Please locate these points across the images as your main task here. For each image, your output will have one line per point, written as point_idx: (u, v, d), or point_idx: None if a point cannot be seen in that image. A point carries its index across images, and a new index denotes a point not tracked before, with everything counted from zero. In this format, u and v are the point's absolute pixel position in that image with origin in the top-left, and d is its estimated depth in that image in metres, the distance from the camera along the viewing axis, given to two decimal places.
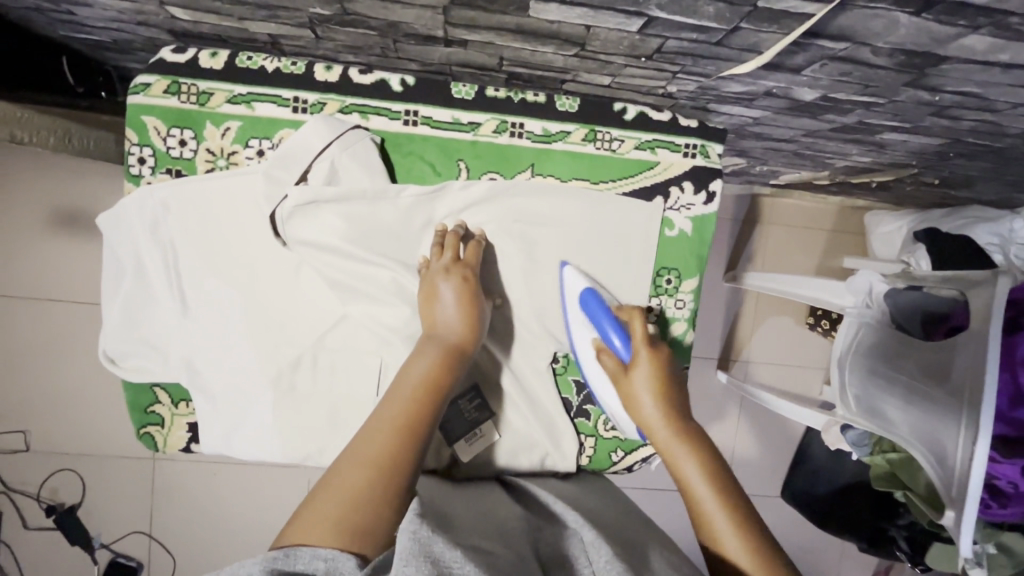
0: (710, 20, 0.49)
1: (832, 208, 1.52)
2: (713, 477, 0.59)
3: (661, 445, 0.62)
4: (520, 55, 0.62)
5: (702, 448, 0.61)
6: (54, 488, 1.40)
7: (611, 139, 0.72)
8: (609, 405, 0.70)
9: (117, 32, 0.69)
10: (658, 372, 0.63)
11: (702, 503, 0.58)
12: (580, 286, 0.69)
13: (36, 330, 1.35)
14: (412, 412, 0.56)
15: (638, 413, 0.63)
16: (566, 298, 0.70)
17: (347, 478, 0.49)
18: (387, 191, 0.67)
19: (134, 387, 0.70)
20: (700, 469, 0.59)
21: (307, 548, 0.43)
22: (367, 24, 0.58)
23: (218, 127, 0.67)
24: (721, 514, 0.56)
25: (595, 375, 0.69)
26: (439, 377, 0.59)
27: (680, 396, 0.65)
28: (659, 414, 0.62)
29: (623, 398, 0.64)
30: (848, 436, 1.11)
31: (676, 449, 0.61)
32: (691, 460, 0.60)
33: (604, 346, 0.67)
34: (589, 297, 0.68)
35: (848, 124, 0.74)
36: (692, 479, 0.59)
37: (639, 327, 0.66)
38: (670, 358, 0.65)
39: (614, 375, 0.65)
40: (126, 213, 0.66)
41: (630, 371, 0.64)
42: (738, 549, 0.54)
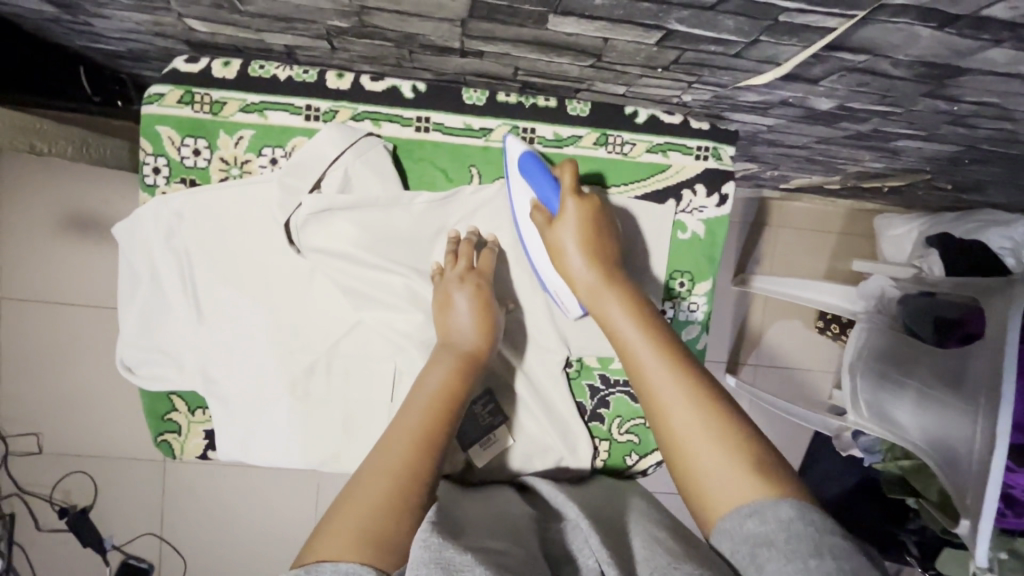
0: (729, 32, 0.48)
1: (841, 211, 1.52)
2: (643, 320, 0.58)
3: (591, 293, 0.62)
4: (535, 65, 0.62)
5: (630, 296, 0.61)
6: (67, 490, 1.42)
7: (622, 143, 0.72)
8: (554, 285, 0.68)
9: (133, 42, 0.69)
10: (586, 221, 0.63)
11: (631, 347, 0.57)
12: (519, 151, 0.67)
13: (48, 334, 1.36)
14: (430, 424, 0.56)
15: (566, 264, 0.63)
16: (508, 167, 0.68)
17: (368, 490, 0.50)
18: (400, 198, 0.67)
19: (151, 394, 0.71)
20: (630, 317, 0.59)
21: (328, 562, 0.43)
22: (383, 35, 0.58)
23: (232, 136, 0.68)
24: (654, 365, 0.55)
25: (545, 264, 0.68)
26: (455, 388, 0.60)
27: (611, 244, 0.65)
28: (585, 259, 0.62)
29: (551, 249, 0.64)
30: (860, 441, 1.12)
31: (604, 293, 0.61)
32: (617, 304, 0.60)
33: (538, 204, 0.66)
34: (528, 160, 0.66)
35: (863, 131, 0.74)
36: (630, 340, 0.57)
37: (568, 178, 0.65)
38: (598, 208, 0.65)
39: (543, 228, 0.65)
40: (143, 223, 0.67)
41: (558, 223, 0.64)
42: (668, 386, 0.54)
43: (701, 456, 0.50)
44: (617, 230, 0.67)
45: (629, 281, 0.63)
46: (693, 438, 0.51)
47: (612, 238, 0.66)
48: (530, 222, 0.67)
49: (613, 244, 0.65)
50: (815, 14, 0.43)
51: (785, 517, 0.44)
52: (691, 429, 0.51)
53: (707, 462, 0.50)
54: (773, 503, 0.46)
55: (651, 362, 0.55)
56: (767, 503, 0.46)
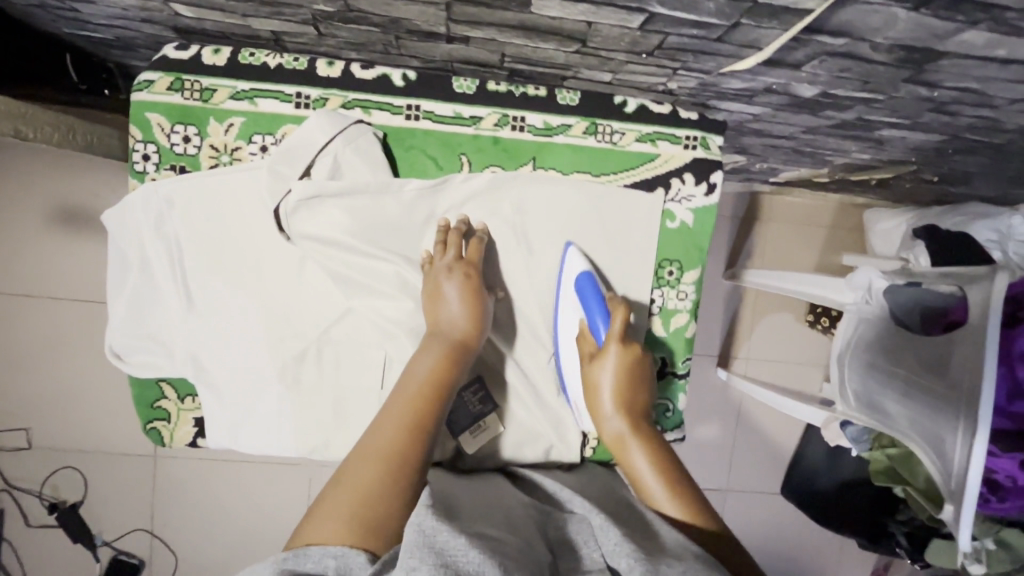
0: (710, 15, 0.49)
1: (831, 205, 1.53)
2: (663, 468, 0.59)
3: (617, 441, 0.63)
4: (521, 51, 0.62)
5: (654, 443, 0.62)
6: (56, 485, 1.41)
7: (612, 132, 0.72)
8: (577, 400, 0.71)
9: (120, 30, 0.69)
10: (625, 366, 0.65)
11: (649, 491, 0.58)
12: (577, 270, 0.70)
13: (37, 328, 1.35)
14: (419, 409, 0.56)
15: (597, 400, 0.65)
16: (563, 278, 0.71)
17: (358, 473, 0.50)
18: (390, 186, 0.67)
19: (140, 381, 0.71)
20: (650, 460, 0.60)
21: (316, 547, 0.45)
22: (369, 20, 0.58)
23: (222, 123, 0.68)
24: (671, 518, 0.56)
25: (573, 378, 0.71)
26: (444, 373, 0.60)
27: (642, 390, 0.66)
28: (616, 408, 0.64)
29: (585, 383, 0.66)
30: (848, 432, 1.13)
31: (629, 442, 0.62)
32: (640, 450, 0.61)
33: (585, 327, 0.69)
34: (584, 280, 0.69)
35: (848, 120, 0.75)
36: (646, 480, 0.59)
37: (615, 323, 0.66)
38: (637, 355, 0.66)
39: (585, 364, 0.67)
40: (132, 209, 0.67)
41: (597, 359, 0.66)
42: (689, 530, 0.55)
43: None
44: (651, 379, 0.68)
45: (654, 428, 0.64)
46: None
47: (648, 390, 0.67)
48: (573, 345, 0.70)
49: (647, 396, 0.67)
50: None
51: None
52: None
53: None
54: None
55: (669, 513, 0.56)
56: None
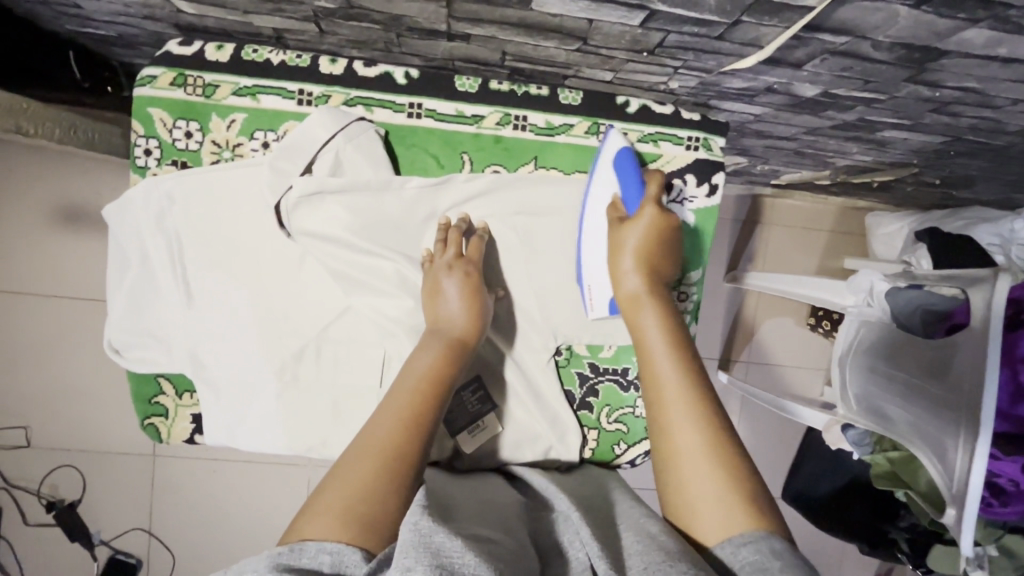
0: (711, 12, 0.49)
1: (833, 209, 1.52)
2: (674, 340, 0.61)
3: (632, 299, 0.65)
4: (522, 49, 0.62)
5: (669, 315, 0.64)
6: (55, 484, 1.41)
7: (613, 132, 0.72)
8: (591, 280, 0.71)
9: (124, 27, 0.70)
10: (654, 232, 0.66)
11: (653, 354, 0.60)
12: (617, 147, 0.69)
13: (38, 326, 1.36)
14: (417, 406, 0.56)
15: (618, 262, 0.67)
16: (598, 160, 0.70)
17: (355, 470, 0.50)
18: (391, 183, 0.67)
19: (139, 377, 0.70)
20: (661, 329, 0.62)
21: (312, 542, 0.44)
22: (370, 17, 0.58)
23: (224, 119, 0.68)
24: (671, 381, 0.58)
25: (591, 250, 0.70)
26: (442, 371, 0.60)
27: (667, 262, 0.68)
28: (637, 269, 0.66)
29: (611, 245, 0.68)
30: (850, 436, 1.10)
31: (644, 304, 0.64)
32: (653, 317, 0.63)
33: (618, 199, 0.69)
34: (622, 156, 0.69)
35: (849, 120, 0.75)
36: (652, 343, 0.61)
37: (653, 187, 0.67)
38: (671, 227, 0.68)
39: (613, 224, 0.68)
40: (133, 204, 0.67)
41: (629, 224, 0.67)
42: (680, 405, 0.56)
43: (698, 477, 0.51)
44: (676, 255, 0.70)
45: (673, 305, 0.65)
46: (687, 455, 0.53)
47: (671, 266, 0.68)
48: (601, 212, 0.70)
49: (670, 272, 0.68)
50: None
51: (775, 548, 0.44)
52: (690, 446, 0.53)
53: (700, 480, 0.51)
54: (762, 536, 0.46)
55: (671, 376, 0.58)
56: (754, 534, 0.46)
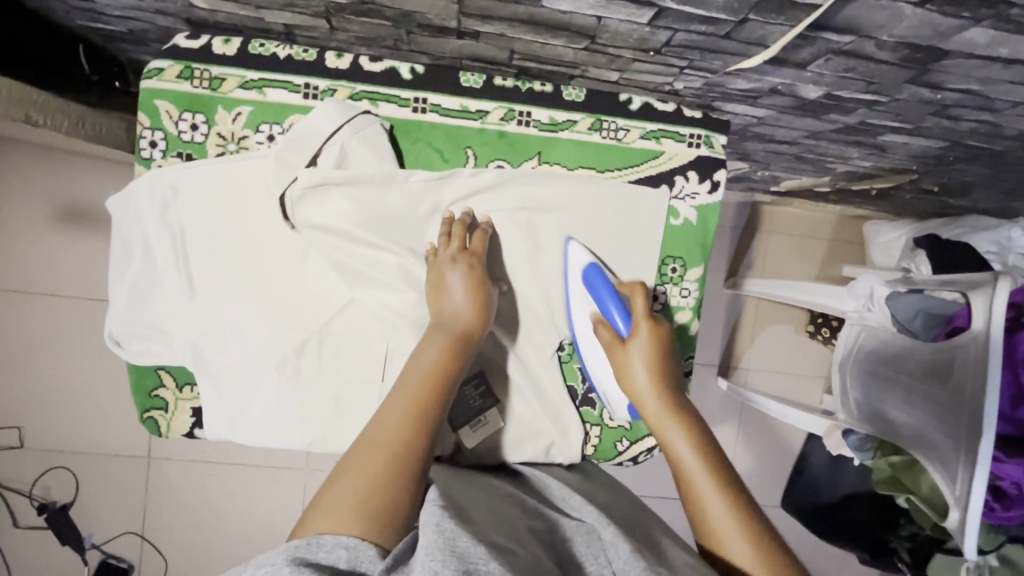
0: (719, 10, 0.50)
1: (831, 217, 1.54)
2: (705, 450, 0.59)
3: (655, 420, 0.62)
4: (530, 47, 0.63)
5: (696, 427, 0.61)
6: (47, 485, 1.39)
7: (617, 129, 0.72)
8: (605, 389, 0.71)
9: (134, 21, 0.70)
10: (654, 347, 0.65)
11: (688, 470, 0.58)
12: (585, 262, 0.70)
13: (35, 325, 1.35)
14: (425, 403, 0.55)
15: (631, 386, 0.65)
16: (568, 276, 0.71)
17: (364, 467, 0.49)
18: (396, 176, 0.67)
19: (139, 370, 0.70)
20: (688, 438, 0.60)
21: (328, 537, 0.43)
22: (381, 13, 0.59)
23: (230, 112, 0.68)
24: (711, 493, 0.55)
25: (599, 369, 0.70)
26: (447, 365, 0.59)
27: (674, 370, 0.66)
28: (649, 380, 0.63)
29: (617, 369, 0.66)
30: (850, 440, 1.12)
31: (669, 423, 0.61)
32: (677, 427, 0.61)
33: (603, 318, 0.68)
34: (591, 271, 0.69)
35: (851, 124, 0.76)
36: (680, 450, 0.59)
37: (640, 304, 0.68)
38: (665, 333, 0.67)
39: (611, 347, 0.66)
40: (136, 195, 0.66)
41: (629, 344, 0.65)
42: (727, 518, 0.53)
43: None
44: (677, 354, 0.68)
45: (694, 411, 0.63)
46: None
47: (677, 368, 0.67)
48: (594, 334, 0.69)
49: (677, 374, 0.66)
50: None
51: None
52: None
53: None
54: None
55: (708, 489, 0.56)
56: None
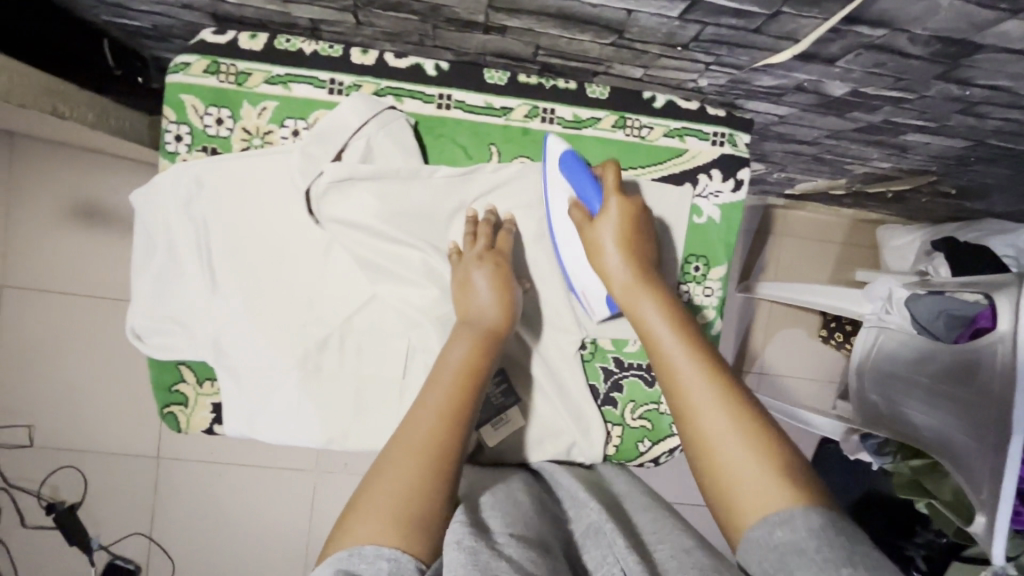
0: (752, 3, 0.50)
1: (843, 221, 1.53)
2: (680, 327, 0.58)
3: (628, 293, 0.62)
4: (556, 43, 0.63)
5: (670, 301, 0.61)
6: (55, 485, 1.38)
7: (640, 126, 0.72)
8: (584, 285, 0.68)
9: (159, 17, 0.71)
10: (627, 222, 0.64)
11: (663, 347, 0.58)
12: (559, 151, 0.67)
13: (47, 324, 1.35)
14: (456, 401, 0.55)
15: (603, 264, 0.63)
16: (546, 165, 0.68)
17: (399, 468, 0.49)
18: (421, 171, 0.67)
19: (160, 365, 0.70)
20: (664, 317, 0.59)
21: (370, 546, 0.43)
22: (410, 7, 0.59)
23: (255, 107, 0.68)
24: (686, 368, 0.55)
25: (574, 260, 0.68)
26: (477, 364, 0.59)
27: (647, 245, 0.65)
28: (624, 259, 0.62)
29: (589, 247, 0.64)
30: (868, 445, 1.11)
31: (643, 296, 0.61)
32: (653, 306, 0.60)
33: (575, 201, 0.66)
34: (569, 158, 0.66)
35: (874, 123, 0.76)
36: (655, 329, 0.59)
37: (610, 177, 0.65)
38: (639, 211, 0.65)
39: (583, 228, 0.64)
40: (161, 189, 0.66)
41: (600, 222, 0.63)
42: (700, 391, 0.54)
43: (733, 462, 0.50)
44: (653, 232, 0.67)
45: (667, 287, 0.63)
46: (717, 440, 0.51)
47: (651, 246, 0.66)
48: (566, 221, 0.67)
49: (651, 253, 0.65)
50: None
51: (814, 527, 0.44)
52: (721, 436, 0.51)
53: (736, 463, 0.50)
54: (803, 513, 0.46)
55: (684, 364, 0.56)
56: (796, 512, 0.45)
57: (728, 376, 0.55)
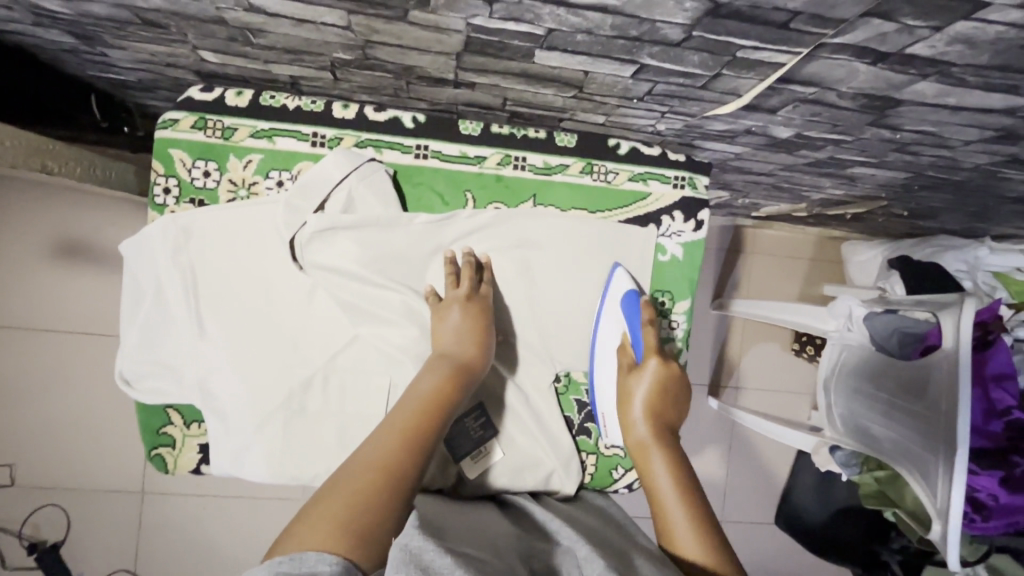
0: (695, 66, 0.55)
1: (810, 238, 1.60)
2: (680, 482, 0.64)
3: (639, 442, 0.69)
4: (522, 96, 0.68)
5: (677, 457, 0.67)
6: (37, 524, 1.37)
7: (607, 172, 0.77)
8: (604, 409, 0.75)
9: (144, 73, 0.74)
10: (660, 382, 0.72)
11: (662, 494, 0.63)
12: (623, 288, 0.75)
13: (31, 362, 1.36)
14: (419, 425, 0.59)
15: (627, 411, 0.71)
16: (607, 296, 0.75)
17: (354, 484, 0.51)
18: (401, 219, 0.71)
19: (148, 409, 0.71)
20: (668, 468, 0.66)
21: (312, 553, 0.44)
22: (384, 67, 0.63)
23: (241, 160, 0.71)
24: (680, 519, 0.60)
25: (605, 392, 0.75)
26: (445, 392, 0.63)
27: (672, 413, 0.72)
28: (646, 416, 0.70)
29: (620, 391, 0.73)
30: (837, 457, 1.14)
31: (652, 448, 0.68)
32: (661, 458, 0.67)
33: (625, 344, 0.75)
34: (630, 299, 0.74)
35: (821, 159, 0.81)
36: (658, 475, 0.65)
37: (653, 336, 0.73)
38: (675, 376, 0.73)
39: (623, 370, 0.74)
40: (148, 239, 0.69)
41: (637, 372, 0.72)
42: (690, 539, 0.59)
43: None
44: (683, 400, 0.74)
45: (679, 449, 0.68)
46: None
47: (677, 417, 0.72)
48: (611, 354, 0.75)
49: (676, 422, 0.72)
50: (767, 51, 0.50)
51: None
52: (695, 570, 0.56)
53: None
54: None
55: (678, 516, 0.61)
56: None
57: (717, 533, 0.60)
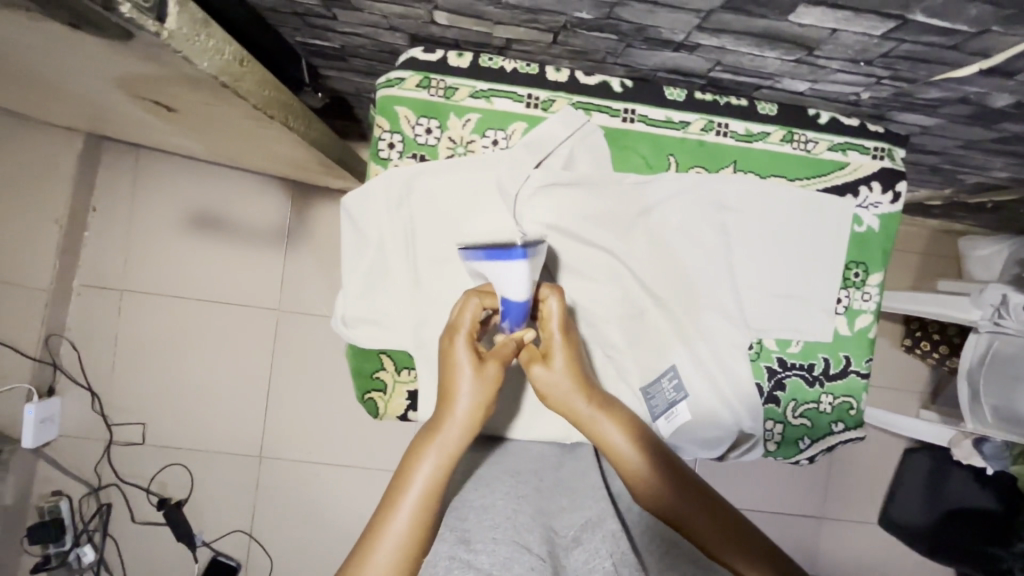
0: (965, 22, 0.55)
1: (923, 232, 1.57)
2: (634, 433, 0.63)
3: (584, 420, 0.63)
4: (739, 61, 0.69)
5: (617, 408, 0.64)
6: (163, 481, 1.44)
7: (807, 141, 0.77)
8: None
9: (356, 38, 0.78)
10: (570, 362, 0.62)
11: (626, 456, 0.62)
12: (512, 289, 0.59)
13: (166, 326, 1.43)
14: (430, 477, 0.56)
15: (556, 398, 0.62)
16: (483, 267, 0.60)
17: (386, 539, 0.53)
18: (613, 178, 0.73)
19: (362, 354, 0.75)
20: (620, 427, 0.63)
21: None
22: (617, 28, 0.65)
23: (461, 118, 0.73)
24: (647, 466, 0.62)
25: None
26: (454, 442, 0.57)
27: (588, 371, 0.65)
28: (576, 394, 0.62)
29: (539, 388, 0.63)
30: (984, 449, 1.15)
31: (599, 418, 0.62)
32: (612, 424, 0.62)
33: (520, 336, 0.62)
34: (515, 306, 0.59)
35: (1019, 133, 0.80)
36: (614, 438, 0.62)
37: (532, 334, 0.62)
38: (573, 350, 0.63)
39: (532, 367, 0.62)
40: (372, 192, 0.72)
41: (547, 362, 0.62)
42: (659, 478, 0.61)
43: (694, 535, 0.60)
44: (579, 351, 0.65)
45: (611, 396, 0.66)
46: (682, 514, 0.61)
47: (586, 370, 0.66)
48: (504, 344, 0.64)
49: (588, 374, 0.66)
50: None
51: None
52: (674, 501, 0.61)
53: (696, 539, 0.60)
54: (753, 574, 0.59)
55: (645, 465, 0.62)
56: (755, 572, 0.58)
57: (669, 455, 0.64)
